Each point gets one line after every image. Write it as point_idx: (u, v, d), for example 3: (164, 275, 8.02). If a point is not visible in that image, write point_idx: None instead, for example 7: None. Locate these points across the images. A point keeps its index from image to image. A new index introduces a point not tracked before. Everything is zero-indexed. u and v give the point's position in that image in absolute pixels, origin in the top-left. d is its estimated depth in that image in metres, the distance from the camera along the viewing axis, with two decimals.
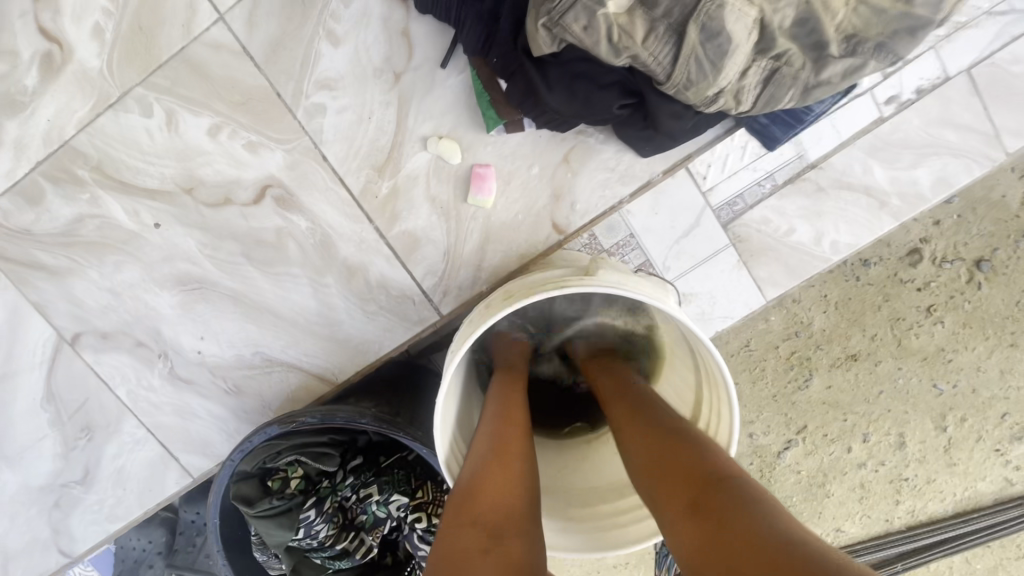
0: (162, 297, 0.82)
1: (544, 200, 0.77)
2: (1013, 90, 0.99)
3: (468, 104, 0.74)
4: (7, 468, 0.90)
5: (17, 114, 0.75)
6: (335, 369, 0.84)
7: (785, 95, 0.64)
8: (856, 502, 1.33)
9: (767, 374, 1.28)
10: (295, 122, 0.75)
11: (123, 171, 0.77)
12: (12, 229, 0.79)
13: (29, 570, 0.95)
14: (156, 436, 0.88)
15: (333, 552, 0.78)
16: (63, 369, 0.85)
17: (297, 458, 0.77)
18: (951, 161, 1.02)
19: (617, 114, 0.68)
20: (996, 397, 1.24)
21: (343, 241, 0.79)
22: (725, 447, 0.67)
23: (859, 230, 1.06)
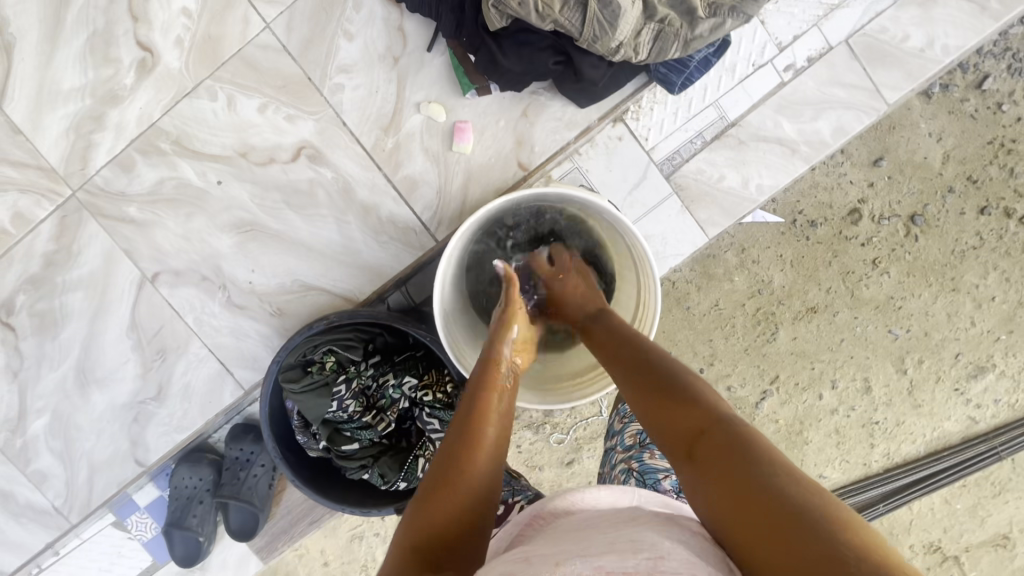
0: (221, 238, 1.06)
1: (509, 146, 1.06)
2: (886, 55, 1.21)
3: (448, 76, 1.03)
4: (98, 389, 1.12)
5: (118, 104, 1.03)
6: (357, 289, 1.08)
7: (671, 49, 0.94)
8: (834, 448, 1.50)
9: (737, 330, 1.45)
10: (321, 98, 1.03)
11: (195, 142, 1.04)
12: (112, 193, 1.05)
13: (112, 480, 1.17)
14: (216, 355, 1.11)
15: (360, 423, 1.03)
16: (144, 302, 1.09)
17: (330, 348, 1.00)
18: (844, 113, 1.21)
19: (554, 69, 0.98)
20: (948, 338, 1.44)
21: (360, 186, 1.05)
22: (656, 301, 0.87)
23: (777, 174, 1.21)
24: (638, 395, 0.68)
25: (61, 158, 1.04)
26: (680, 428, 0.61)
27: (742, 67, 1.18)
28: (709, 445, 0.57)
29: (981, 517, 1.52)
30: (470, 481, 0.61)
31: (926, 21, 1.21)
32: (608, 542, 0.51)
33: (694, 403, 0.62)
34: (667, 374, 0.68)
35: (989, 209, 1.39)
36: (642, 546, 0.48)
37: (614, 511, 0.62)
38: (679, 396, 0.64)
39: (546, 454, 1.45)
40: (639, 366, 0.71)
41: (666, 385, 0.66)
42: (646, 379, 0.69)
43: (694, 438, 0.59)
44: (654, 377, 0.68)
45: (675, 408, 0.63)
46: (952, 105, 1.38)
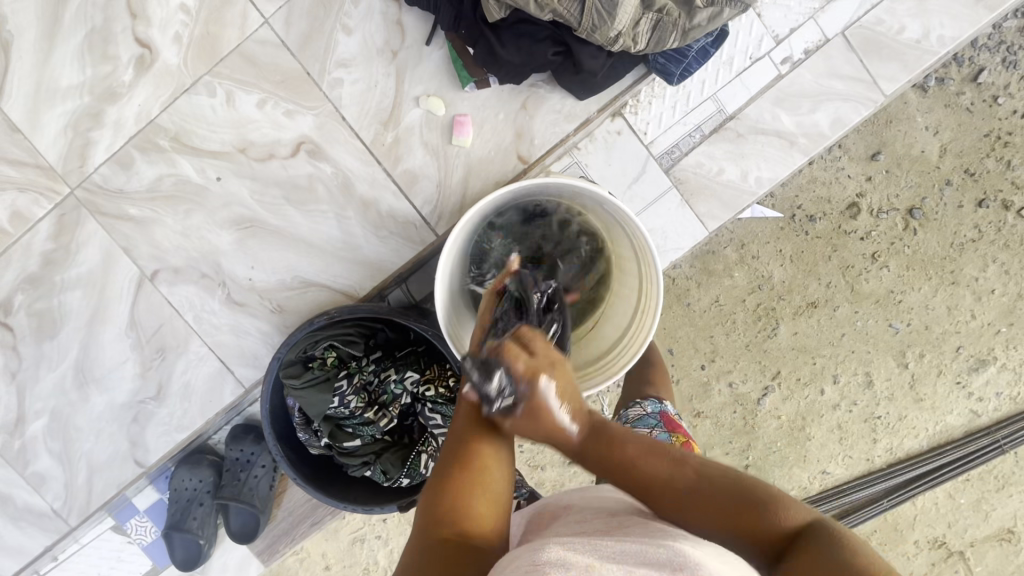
0: (222, 234, 1.06)
1: (508, 140, 1.06)
2: (883, 46, 1.22)
3: (446, 70, 1.03)
4: (96, 389, 1.11)
5: (116, 101, 1.02)
6: (357, 285, 1.08)
7: (669, 39, 0.94)
8: (837, 443, 1.50)
9: (738, 326, 1.45)
10: (320, 93, 1.03)
11: (194, 138, 1.03)
12: (110, 190, 1.05)
13: (110, 482, 1.16)
14: (216, 353, 1.10)
15: (362, 420, 1.01)
16: (143, 301, 1.08)
17: (331, 344, 1.00)
18: (842, 105, 1.22)
19: (553, 60, 0.98)
20: (948, 331, 1.44)
21: (359, 180, 1.05)
22: (658, 292, 0.87)
23: (776, 167, 1.21)
24: (705, 518, 0.62)
25: (60, 156, 1.04)
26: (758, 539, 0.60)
27: (739, 60, 1.18)
28: (803, 556, 0.56)
29: (984, 512, 1.51)
30: (486, 472, 0.63)
31: (922, 12, 1.21)
32: (640, 550, 0.51)
33: (766, 514, 0.60)
34: (726, 487, 0.62)
35: (987, 201, 1.39)
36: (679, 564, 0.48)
37: (622, 514, 0.63)
38: (752, 511, 0.60)
39: (548, 454, 1.44)
40: (687, 486, 0.63)
41: (736, 503, 0.61)
42: (707, 497, 0.62)
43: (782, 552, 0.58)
44: (714, 490, 0.63)
45: (753, 523, 0.60)
46: (948, 98, 1.38)
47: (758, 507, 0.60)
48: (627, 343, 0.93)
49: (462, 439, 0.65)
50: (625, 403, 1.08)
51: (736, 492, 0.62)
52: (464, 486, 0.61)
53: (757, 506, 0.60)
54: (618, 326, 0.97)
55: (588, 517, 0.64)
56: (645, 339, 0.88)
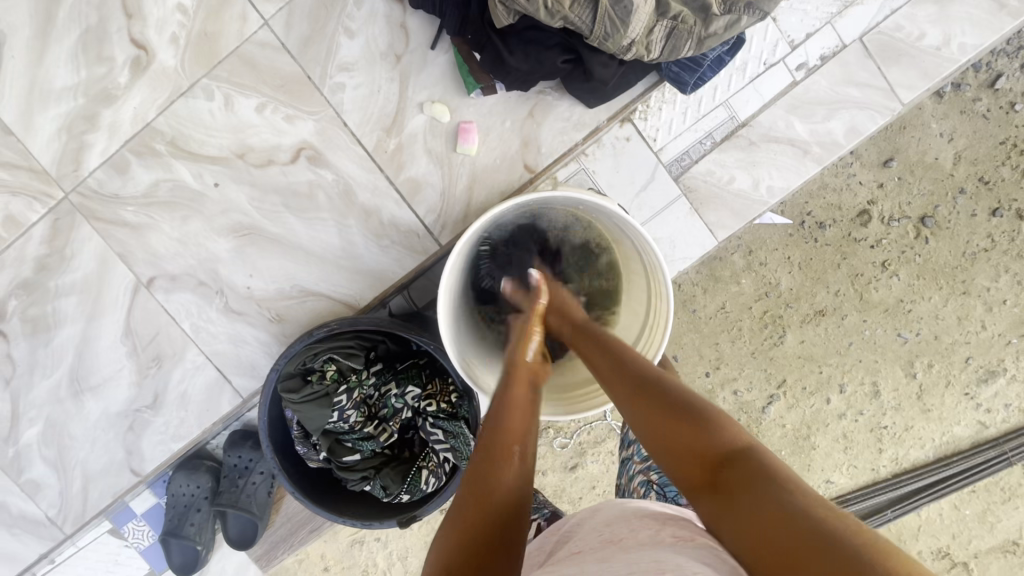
0: (220, 242, 1.03)
1: (514, 147, 1.03)
2: (901, 53, 1.18)
3: (452, 76, 1.00)
4: (91, 397, 1.09)
5: (111, 104, 1.00)
6: (358, 295, 1.05)
7: (684, 47, 0.91)
8: (842, 453, 1.47)
9: (744, 334, 1.42)
10: (322, 98, 1.00)
11: (191, 143, 1.01)
12: (106, 195, 1.02)
13: (106, 489, 1.14)
14: (213, 361, 1.08)
15: (361, 434, 1.00)
16: (139, 307, 1.06)
17: (331, 356, 0.97)
18: (858, 113, 1.18)
19: (562, 68, 0.96)
20: (958, 342, 1.41)
21: (361, 188, 1.02)
22: (668, 310, 0.84)
23: (790, 176, 1.18)
24: (652, 419, 0.64)
25: (53, 160, 1.01)
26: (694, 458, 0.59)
27: (753, 66, 1.15)
28: (730, 474, 0.55)
29: (990, 523, 1.48)
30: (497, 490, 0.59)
31: (941, 18, 1.17)
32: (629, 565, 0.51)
33: (713, 431, 0.59)
34: (689, 403, 0.63)
35: (1001, 210, 1.36)
36: (666, 567, 0.48)
37: (619, 521, 0.62)
38: (698, 423, 0.61)
39: (549, 459, 1.42)
40: (655, 391, 0.67)
41: (689, 413, 0.62)
42: (662, 404, 0.65)
43: (710, 469, 0.57)
44: (674, 403, 0.64)
45: (691, 432, 0.60)
46: (964, 104, 1.35)
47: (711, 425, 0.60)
48: None
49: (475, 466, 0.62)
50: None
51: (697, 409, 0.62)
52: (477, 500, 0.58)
53: (712, 423, 0.60)
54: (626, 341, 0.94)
55: (587, 532, 0.63)
56: (655, 355, 0.85)
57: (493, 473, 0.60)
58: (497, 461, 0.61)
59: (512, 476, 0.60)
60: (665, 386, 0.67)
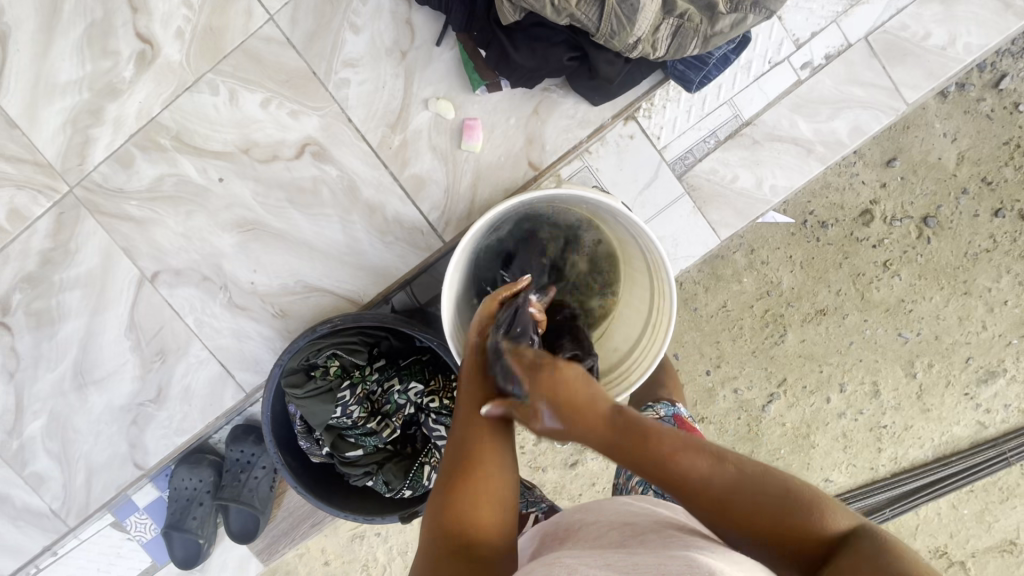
0: (224, 237, 1.03)
1: (519, 145, 1.04)
2: (906, 53, 1.18)
3: (457, 72, 1.00)
4: (94, 390, 1.10)
5: (117, 98, 1.00)
6: (361, 291, 1.06)
7: (690, 45, 0.91)
8: (841, 452, 1.48)
9: (745, 332, 1.42)
10: (327, 94, 1.00)
11: (195, 138, 1.01)
12: (110, 189, 1.02)
13: (109, 482, 1.15)
14: (216, 356, 1.09)
15: (364, 430, 1.00)
16: (143, 302, 1.06)
17: (334, 352, 0.97)
18: (862, 113, 1.18)
19: (567, 66, 0.96)
20: (958, 342, 1.41)
21: (365, 184, 1.02)
22: (671, 310, 0.85)
23: (793, 175, 1.18)
24: (739, 519, 0.57)
25: (58, 154, 1.01)
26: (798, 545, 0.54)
27: (757, 65, 1.15)
28: (847, 563, 0.50)
29: (988, 523, 1.49)
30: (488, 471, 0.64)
31: (947, 17, 1.17)
32: (658, 564, 0.49)
33: (808, 514, 0.55)
34: (770, 486, 0.57)
35: (1003, 211, 1.36)
36: (699, 568, 0.46)
37: (636, 524, 0.61)
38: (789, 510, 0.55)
39: (550, 456, 1.42)
40: (726, 480, 0.58)
41: (776, 500, 0.56)
42: (742, 495, 0.57)
43: (821, 564, 0.52)
44: (752, 488, 0.57)
45: (790, 522, 0.55)
46: (968, 104, 1.34)
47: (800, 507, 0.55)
48: (638, 357, 0.91)
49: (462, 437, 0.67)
50: (637, 406, 1.07)
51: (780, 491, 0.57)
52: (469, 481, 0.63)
53: (801, 505, 0.55)
54: (628, 339, 0.95)
55: (603, 532, 0.62)
56: (658, 353, 0.85)
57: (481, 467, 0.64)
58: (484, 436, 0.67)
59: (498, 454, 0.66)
60: (730, 472, 0.59)
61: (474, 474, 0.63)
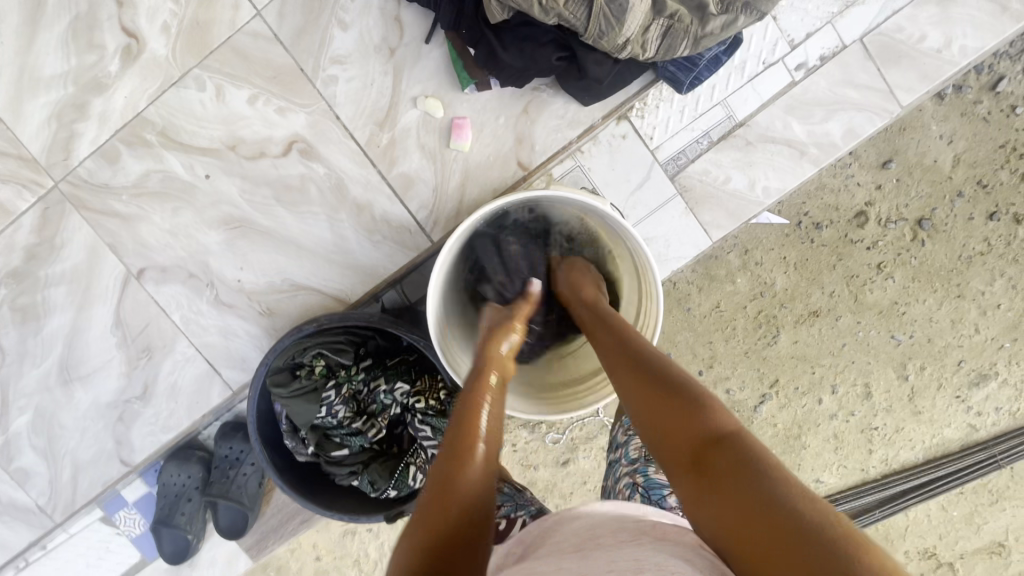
0: (210, 234, 1.03)
1: (509, 144, 1.03)
2: (902, 55, 1.17)
3: (446, 70, 0.99)
4: (81, 386, 1.09)
5: (101, 92, 0.99)
6: (349, 290, 1.05)
7: (681, 46, 0.90)
8: (832, 453, 1.48)
9: (737, 333, 1.42)
10: (314, 90, 0.99)
11: (181, 134, 1.00)
12: (96, 185, 1.01)
13: (95, 478, 1.15)
14: (203, 353, 1.08)
15: (349, 429, 1.00)
16: (129, 298, 1.05)
17: (320, 351, 0.97)
18: (856, 115, 1.17)
19: (557, 65, 0.95)
20: (951, 345, 1.41)
21: (353, 183, 1.01)
22: (658, 311, 0.84)
23: (786, 176, 1.17)
24: (644, 400, 0.64)
25: (42, 149, 1.00)
26: (679, 436, 0.59)
27: (752, 65, 1.14)
28: (718, 459, 0.53)
29: (977, 525, 1.49)
30: (468, 486, 0.57)
31: (943, 20, 1.16)
32: (610, 562, 0.51)
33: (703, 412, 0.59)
34: (675, 386, 0.63)
35: (998, 214, 1.35)
36: (645, 567, 0.49)
37: (605, 529, 0.61)
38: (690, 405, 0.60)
39: (541, 454, 1.42)
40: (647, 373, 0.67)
41: (674, 396, 0.62)
42: (654, 385, 0.65)
43: (697, 453, 0.56)
44: (663, 382, 0.64)
45: (679, 418, 0.60)
46: (964, 107, 1.34)
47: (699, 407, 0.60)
48: None
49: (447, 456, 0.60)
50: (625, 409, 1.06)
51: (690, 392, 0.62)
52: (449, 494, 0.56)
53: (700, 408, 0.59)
54: None
55: (566, 529, 0.64)
56: None
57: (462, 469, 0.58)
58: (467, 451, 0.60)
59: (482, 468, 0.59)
60: (650, 371, 0.67)
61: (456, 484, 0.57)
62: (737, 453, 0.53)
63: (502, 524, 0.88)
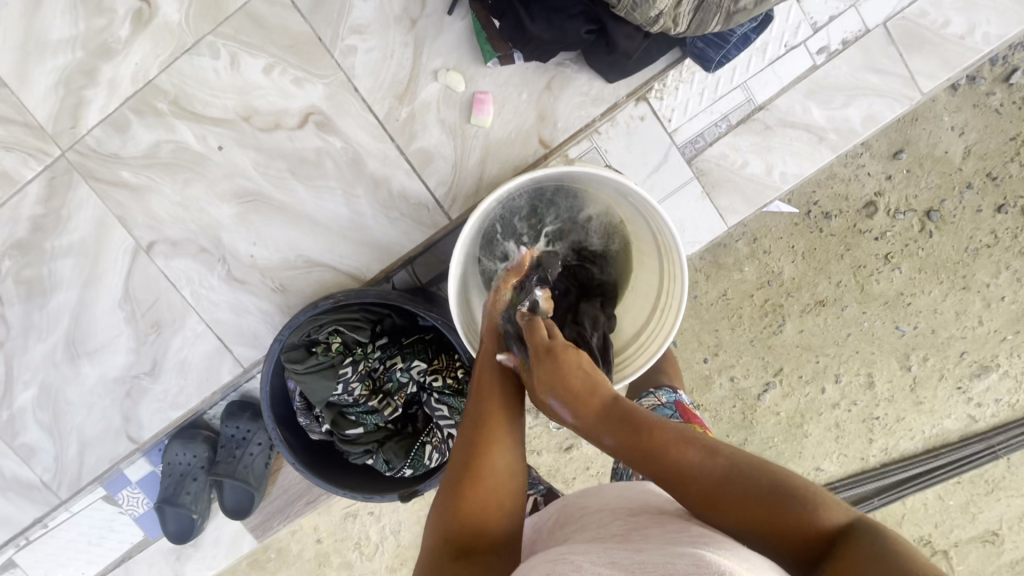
0: (223, 208, 1.00)
1: (529, 121, 1.01)
2: (924, 41, 1.15)
3: (469, 44, 0.97)
4: (87, 361, 1.07)
5: (112, 58, 0.96)
6: (364, 267, 1.03)
7: (712, 21, 0.88)
8: (833, 442, 1.49)
9: (744, 322, 1.42)
10: (332, 61, 0.96)
11: (194, 103, 0.97)
12: (104, 155, 0.99)
13: (101, 455, 1.13)
14: (214, 330, 1.06)
15: (365, 408, 0.99)
16: (138, 272, 1.03)
17: (336, 328, 0.95)
18: (877, 101, 1.16)
19: (585, 39, 0.93)
20: (955, 336, 1.42)
21: (371, 157, 0.99)
22: (682, 294, 0.85)
23: (803, 162, 1.16)
24: (721, 495, 0.56)
25: (49, 116, 0.97)
26: (790, 536, 0.53)
27: (773, 48, 1.12)
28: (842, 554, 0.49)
29: (972, 514, 1.51)
30: (496, 468, 0.64)
31: (967, 5, 1.15)
32: (665, 559, 0.48)
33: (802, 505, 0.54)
34: (755, 476, 0.57)
35: (1006, 207, 1.35)
36: (686, 558, 0.47)
37: (644, 514, 0.60)
38: (789, 505, 0.54)
39: (545, 439, 1.42)
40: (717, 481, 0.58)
41: (765, 489, 0.55)
42: (728, 479, 0.57)
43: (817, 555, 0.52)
44: (741, 480, 0.57)
45: (776, 513, 0.54)
46: (979, 98, 1.33)
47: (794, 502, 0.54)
48: (644, 342, 0.91)
49: (472, 441, 0.66)
50: (637, 392, 1.06)
51: (782, 483, 0.55)
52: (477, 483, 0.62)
53: (792, 498, 0.54)
54: (633, 324, 0.95)
55: (608, 520, 0.61)
56: (663, 342, 0.86)
57: (488, 451, 0.65)
58: (489, 435, 0.66)
59: (509, 448, 0.66)
60: (718, 463, 0.58)
61: (483, 469, 0.63)
62: (862, 548, 0.49)
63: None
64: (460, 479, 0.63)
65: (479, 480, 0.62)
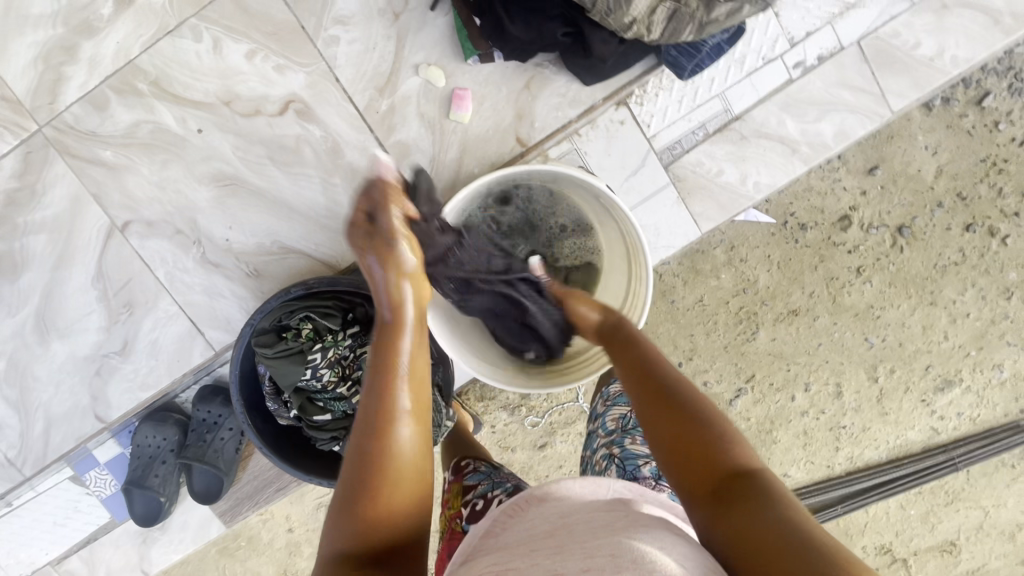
0: (200, 190, 1.01)
1: (509, 119, 1.03)
2: (896, 60, 1.19)
3: (450, 40, 0.99)
4: (57, 338, 1.07)
5: (93, 36, 0.96)
6: (339, 256, 1.04)
7: (685, 30, 0.91)
8: (800, 449, 1.52)
9: (718, 327, 1.45)
10: (315, 50, 0.98)
11: (175, 86, 0.98)
12: (83, 132, 0.99)
13: (68, 435, 1.13)
14: (187, 312, 1.06)
15: (333, 394, 0.99)
16: (112, 250, 1.03)
17: (307, 315, 0.97)
18: (848, 116, 1.19)
19: (563, 41, 0.95)
20: (920, 350, 1.46)
21: (349, 147, 1.00)
22: (645, 295, 0.88)
23: (776, 173, 1.19)
24: (663, 422, 0.64)
25: (27, 91, 0.97)
26: (703, 468, 0.59)
27: (751, 60, 1.15)
28: (742, 490, 0.56)
29: (932, 523, 1.56)
30: (397, 470, 0.58)
31: (938, 28, 1.19)
32: (584, 556, 0.49)
33: (727, 448, 0.60)
34: (697, 411, 0.64)
35: (974, 226, 1.40)
36: (603, 551, 0.49)
37: (568, 509, 0.60)
38: (716, 445, 0.61)
39: (520, 436, 1.44)
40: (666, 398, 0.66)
41: (700, 422, 0.63)
42: (673, 404, 0.65)
43: (718, 486, 0.57)
44: (687, 412, 0.64)
45: (700, 446, 0.61)
46: (951, 119, 1.38)
47: (723, 441, 0.61)
48: None
49: (368, 443, 0.59)
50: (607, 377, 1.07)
51: (722, 430, 0.62)
52: (384, 492, 0.57)
53: (722, 441, 0.61)
54: None
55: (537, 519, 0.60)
56: None
57: (385, 450, 0.59)
58: (388, 434, 0.60)
59: (408, 445, 0.60)
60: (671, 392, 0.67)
61: (380, 469, 0.58)
62: (761, 494, 0.55)
63: (478, 504, 0.82)
64: (356, 485, 0.57)
65: (373, 486, 0.57)
